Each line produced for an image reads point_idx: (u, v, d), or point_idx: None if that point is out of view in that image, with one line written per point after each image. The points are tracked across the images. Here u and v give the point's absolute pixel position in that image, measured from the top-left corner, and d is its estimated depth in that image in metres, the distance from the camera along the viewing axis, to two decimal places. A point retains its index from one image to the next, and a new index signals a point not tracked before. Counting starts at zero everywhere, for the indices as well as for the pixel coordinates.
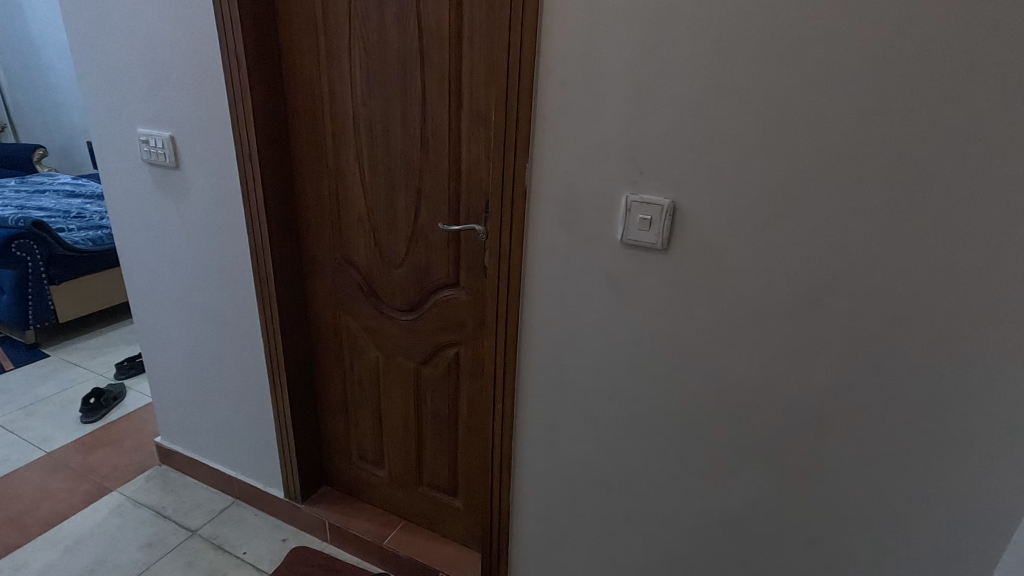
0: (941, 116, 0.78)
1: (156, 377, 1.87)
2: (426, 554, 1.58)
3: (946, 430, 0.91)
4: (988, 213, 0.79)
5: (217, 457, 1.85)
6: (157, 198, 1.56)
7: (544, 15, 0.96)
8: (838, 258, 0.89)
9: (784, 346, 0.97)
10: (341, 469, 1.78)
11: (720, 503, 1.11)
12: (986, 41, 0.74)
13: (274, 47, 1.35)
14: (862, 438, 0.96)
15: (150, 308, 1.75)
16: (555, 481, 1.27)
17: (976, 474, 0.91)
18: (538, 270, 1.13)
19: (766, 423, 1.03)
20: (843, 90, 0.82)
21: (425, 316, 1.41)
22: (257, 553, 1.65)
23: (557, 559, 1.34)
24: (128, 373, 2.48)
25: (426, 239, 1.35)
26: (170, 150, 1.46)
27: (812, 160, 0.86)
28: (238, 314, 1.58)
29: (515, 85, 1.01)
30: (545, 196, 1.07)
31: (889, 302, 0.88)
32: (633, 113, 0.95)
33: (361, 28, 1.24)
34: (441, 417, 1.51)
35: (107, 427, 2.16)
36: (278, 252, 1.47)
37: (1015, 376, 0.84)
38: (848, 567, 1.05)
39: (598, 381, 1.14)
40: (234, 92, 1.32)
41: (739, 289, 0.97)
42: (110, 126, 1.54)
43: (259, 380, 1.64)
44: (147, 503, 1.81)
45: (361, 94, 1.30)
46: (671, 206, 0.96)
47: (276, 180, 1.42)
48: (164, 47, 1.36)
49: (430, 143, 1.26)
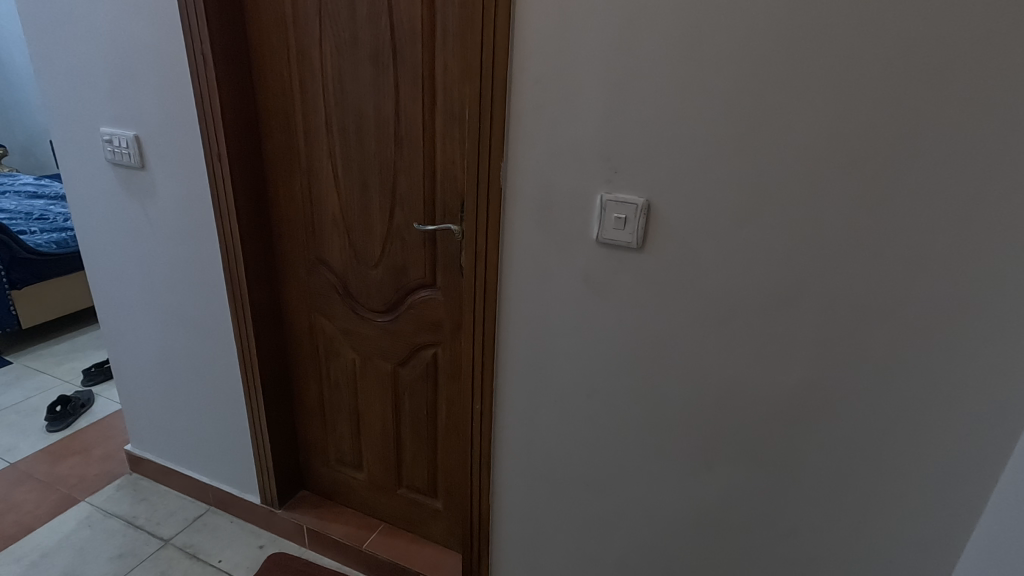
0: (905, 116, 0.79)
1: (126, 383, 1.81)
2: (406, 557, 1.57)
3: (920, 421, 0.92)
4: (949, 210, 0.81)
5: (190, 463, 1.81)
6: (122, 199, 1.51)
7: (517, 15, 0.95)
8: (811, 254, 0.89)
9: (759, 343, 0.97)
10: (319, 473, 1.75)
11: (698, 498, 1.11)
12: (948, 40, 0.75)
13: (241, 43, 1.31)
14: (833, 432, 0.98)
15: (118, 312, 1.70)
16: (534, 480, 1.27)
17: (940, 465, 0.93)
18: (513, 271, 1.12)
19: (741, 420, 1.03)
20: (810, 90, 0.82)
21: (402, 317, 1.39)
22: (233, 561, 1.61)
23: (538, 559, 1.33)
24: (95, 379, 2.41)
25: (401, 239, 1.33)
26: (135, 150, 1.41)
27: (782, 160, 0.87)
28: (209, 319, 1.55)
29: (489, 84, 0.99)
30: (520, 196, 1.06)
31: (864, 295, 0.89)
32: (608, 111, 0.94)
33: (331, 24, 1.21)
34: (419, 418, 1.49)
35: (74, 435, 2.09)
36: (250, 254, 1.44)
37: (975, 369, 0.86)
38: (822, 560, 1.06)
39: (576, 379, 1.14)
40: (200, 90, 1.28)
41: (713, 288, 0.97)
42: (71, 125, 1.49)
43: (232, 385, 1.60)
44: (117, 512, 1.76)
45: (333, 92, 1.27)
46: (645, 205, 0.96)
47: (246, 181, 1.39)
48: (126, 43, 1.32)
49: (404, 142, 1.24)
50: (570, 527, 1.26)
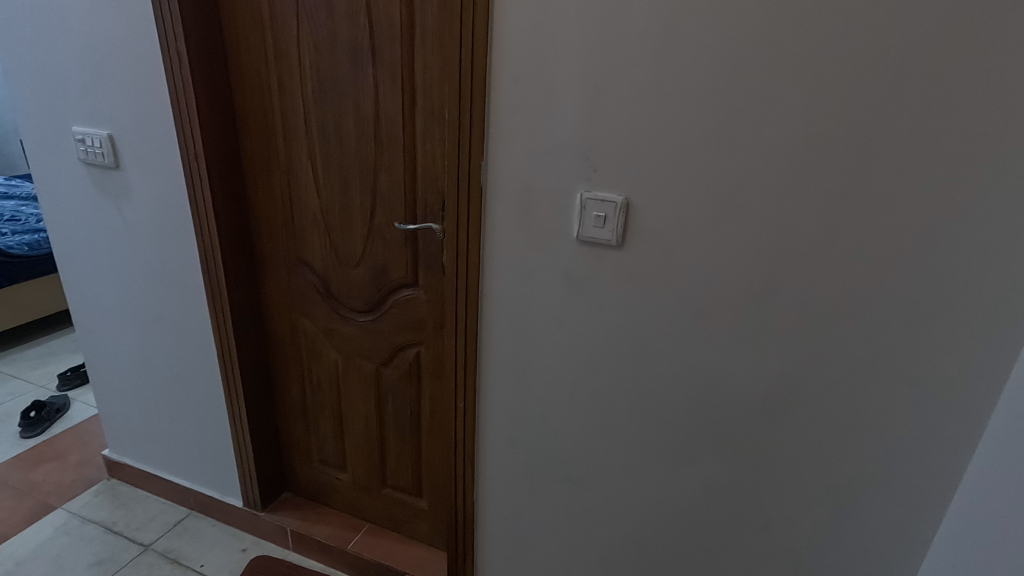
0: (873, 116, 0.81)
1: (103, 387, 1.78)
2: (392, 556, 1.56)
3: (891, 413, 0.94)
4: (917, 206, 0.83)
5: (170, 467, 1.78)
6: (96, 200, 1.48)
7: (495, 14, 0.95)
8: (786, 251, 0.91)
9: (736, 338, 0.99)
10: (303, 475, 1.74)
11: (679, 492, 1.13)
12: (915, 41, 0.77)
13: (218, 41, 1.29)
14: (811, 425, 1.00)
15: (94, 315, 1.67)
16: (518, 477, 1.27)
17: (912, 455, 0.95)
18: (496, 269, 1.12)
19: (721, 415, 1.05)
20: (784, 90, 0.84)
21: (384, 317, 1.39)
22: (215, 565, 1.60)
23: (523, 557, 1.34)
24: (71, 384, 2.36)
25: (383, 238, 1.32)
26: (109, 149, 1.39)
27: (757, 160, 0.88)
28: (188, 320, 1.52)
29: (469, 84, 1.00)
30: (501, 195, 1.06)
31: (836, 290, 0.90)
32: (587, 110, 0.95)
33: (309, 22, 1.20)
34: (404, 417, 1.49)
35: (49, 441, 2.05)
36: (229, 256, 1.42)
37: (944, 361, 0.89)
38: (801, 549, 1.08)
39: (559, 376, 1.15)
40: (175, 89, 1.26)
41: (691, 284, 0.98)
42: (41, 124, 1.45)
43: (212, 387, 1.58)
44: (95, 519, 1.73)
45: (312, 90, 1.26)
46: (624, 203, 0.97)
47: (225, 181, 1.37)
48: (100, 41, 1.29)
49: (385, 142, 1.23)
50: (555, 523, 1.27)
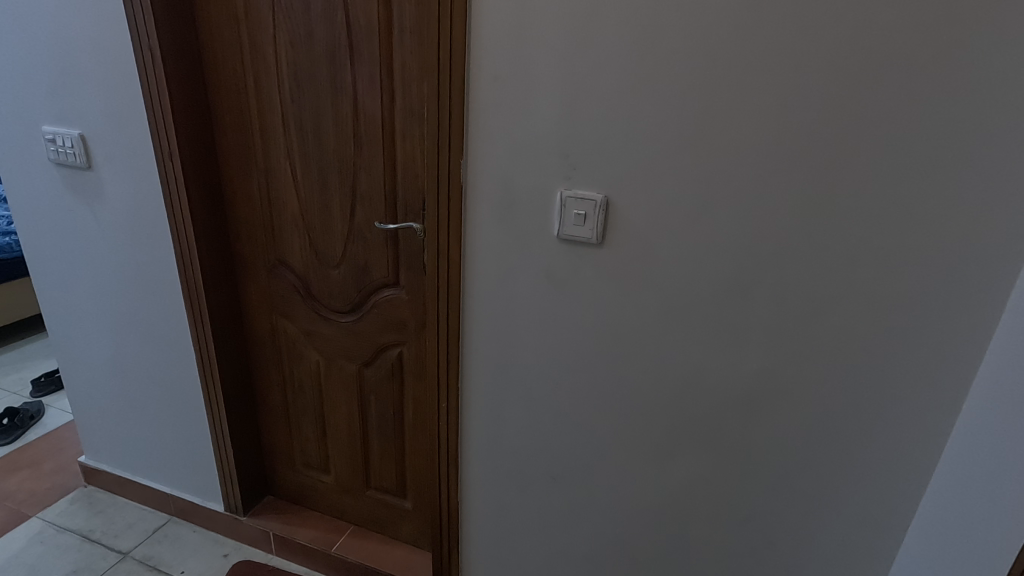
0: (844, 116, 0.83)
1: (77, 392, 1.74)
2: (376, 558, 1.56)
3: (866, 406, 0.96)
4: (887, 204, 0.84)
5: (148, 473, 1.75)
6: (68, 201, 1.45)
7: (474, 15, 0.94)
8: (761, 249, 0.92)
9: (715, 335, 1.00)
10: (285, 478, 1.72)
11: (660, 486, 1.14)
12: (881, 43, 0.78)
13: (192, 40, 1.27)
14: (789, 419, 1.01)
15: (68, 318, 1.63)
16: (502, 476, 1.27)
17: (886, 447, 0.97)
18: (477, 268, 1.12)
19: (700, 410, 1.06)
20: (758, 90, 0.85)
21: (366, 317, 1.38)
22: (195, 571, 1.57)
23: (507, 555, 1.34)
24: (44, 390, 2.30)
25: (363, 238, 1.31)
26: (81, 149, 1.36)
27: (733, 158, 0.89)
28: (165, 323, 1.50)
29: (447, 84, 0.99)
30: (481, 194, 1.06)
31: (812, 287, 0.92)
32: (566, 109, 0.95)
33: (286, 20, 1.19)
34: (387, 418, 1.48)
35: (21, 449, 2.00)
36: (206, 258, 1.40)
37: (915, 355, 0.90)
38: (780, 541, 1.09)
39: (541, 374, 1.15)
40: (149, 89, 1.23)
41: (670, 282, 0.99)
42: (10, 124, 1.42)
43: (190, 390, 1.56)
44: (72, 527, 1.69)
45: (289, 89, 1.24)
46: (604, 201, 0.97)
47: (201, 182, 1.35)
48: (69, 38, 1.26)
49: (363, 140, 1.22)
50: (539, 521, 1.27)
